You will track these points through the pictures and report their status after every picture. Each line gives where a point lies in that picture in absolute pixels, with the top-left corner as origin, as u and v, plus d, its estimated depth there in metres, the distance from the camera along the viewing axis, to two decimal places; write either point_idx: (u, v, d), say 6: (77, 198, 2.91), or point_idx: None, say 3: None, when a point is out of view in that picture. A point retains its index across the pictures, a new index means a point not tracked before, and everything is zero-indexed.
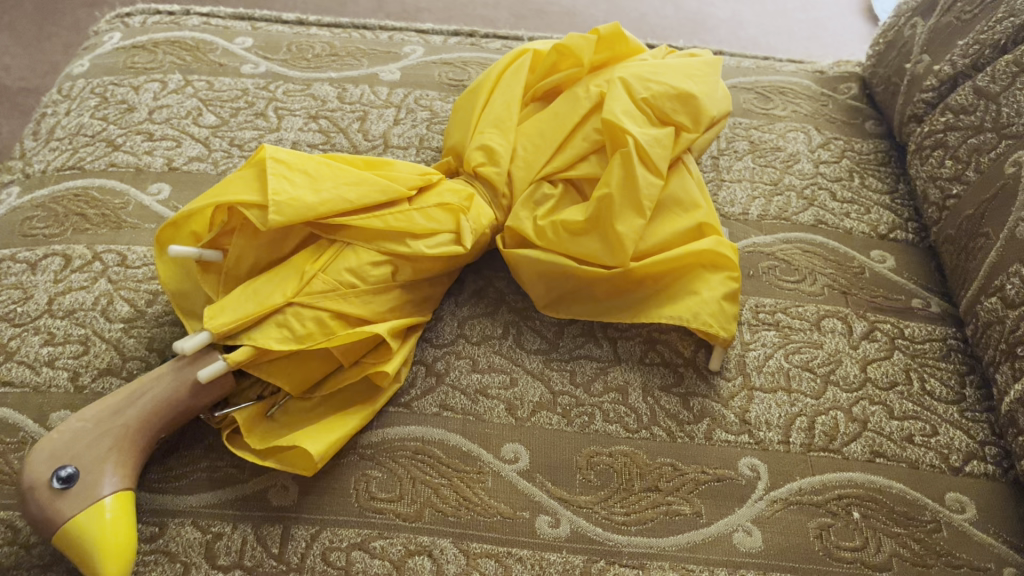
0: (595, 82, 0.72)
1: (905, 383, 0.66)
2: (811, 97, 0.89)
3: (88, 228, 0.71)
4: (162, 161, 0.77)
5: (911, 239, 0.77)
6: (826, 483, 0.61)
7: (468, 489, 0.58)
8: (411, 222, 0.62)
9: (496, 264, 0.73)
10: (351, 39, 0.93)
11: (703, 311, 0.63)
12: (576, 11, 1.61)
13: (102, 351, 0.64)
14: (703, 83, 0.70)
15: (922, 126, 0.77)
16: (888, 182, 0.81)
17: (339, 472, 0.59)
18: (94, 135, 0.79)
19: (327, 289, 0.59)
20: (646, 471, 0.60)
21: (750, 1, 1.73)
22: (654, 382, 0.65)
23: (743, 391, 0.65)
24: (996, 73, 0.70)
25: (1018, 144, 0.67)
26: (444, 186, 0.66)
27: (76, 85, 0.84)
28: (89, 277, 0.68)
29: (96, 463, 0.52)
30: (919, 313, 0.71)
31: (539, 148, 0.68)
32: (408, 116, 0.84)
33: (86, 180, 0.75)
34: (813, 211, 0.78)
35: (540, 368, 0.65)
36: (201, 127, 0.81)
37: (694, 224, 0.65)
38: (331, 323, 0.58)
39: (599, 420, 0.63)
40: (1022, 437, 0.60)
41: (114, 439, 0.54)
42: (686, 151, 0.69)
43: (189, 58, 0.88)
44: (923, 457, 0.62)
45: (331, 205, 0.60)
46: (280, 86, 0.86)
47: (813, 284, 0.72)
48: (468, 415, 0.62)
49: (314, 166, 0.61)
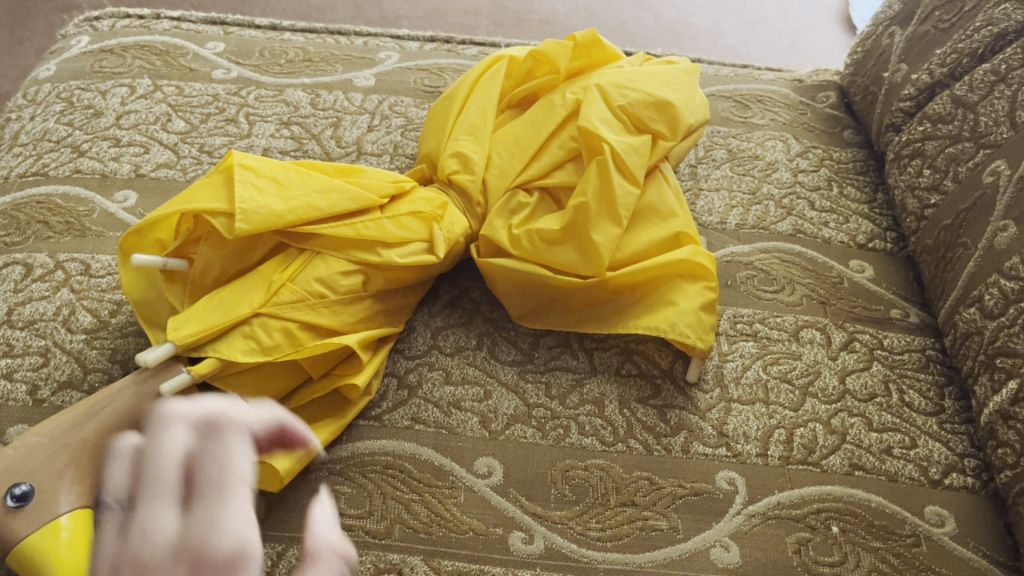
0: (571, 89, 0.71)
1: (883, 394, 0.66)
2: (790, 105, 0.88)
3: (51, 236, 0.69)
4: (129, 167, 0.76)
5: (889, 249, 0.76)
6: (805, 496, 0.60)
7: (439, 505, 0.57)
8: (383, 231, 0.61)
9: (470, 274, 0.71)
10: (325, 44, 0.91)
11: (681, 322, 0.62)
12: (555, 18, 1.61)
13: (62, 363, 0.62)
14: (680, 89, 0.69)
15: (900, 135, 0.77)
16: (866, 192, 0.80)
17: (308, 488, 0.57)
18: (59, 140, 0.77)
19: (296, 299, 0.57)
20: (622, 485, 0.59)
21: (729, 11, 1.74)
22: (630, 394, 0.64)
23: (720, 403, 0.64)
24: (974, 82, 0.69)
25: (996, 153, 0.66)
26: (416, 193, 0.65)
27: (42, 89, 0.82)
28: (50, 286, 0.66)
29: (52, 481, 0.50)
30: (897, 324, 0.71)
31: (514, 155, 0.67)
32: (382, 123, 0.83)
33: (50, 186, 0.73)
34: (792, 221, 0.77)
35: (515, 380, 0.64)
36: (170, 133, 0.79)
37: (671, 233, 0.64)
38: (299, 334, 0.57)
39: (575, 433, 0.61)
40: (1001, 450, 0.60)
41: (72, 455, 0.51)
42: (664, 160, 0.68)
43: (159, 63, 0.86)
44: (902, 470, 0.62)
45: (300, 213, 0.58)
46: (252, 92, 0.84)
47: (792, 294, 0.72)
48: (441, 429, 0.61)
49: (283, 173, 0.60)
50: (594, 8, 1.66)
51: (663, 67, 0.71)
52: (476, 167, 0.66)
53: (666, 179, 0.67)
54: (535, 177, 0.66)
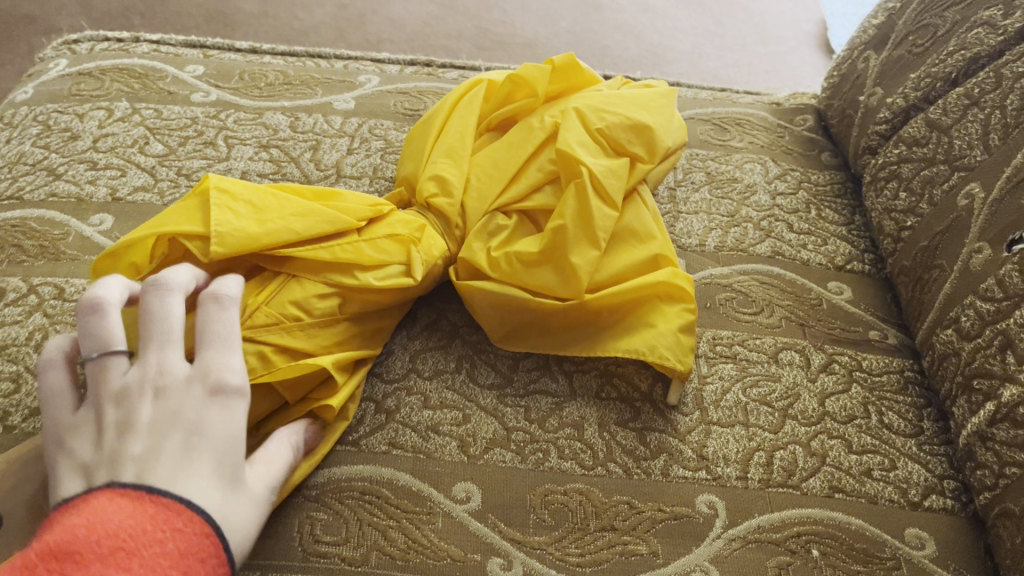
0: (549, 112, 0.71)
1: (863, 416, 0.66)
2: (768, 128, 0.89)
3: (24, 260, 0.69)
4: (105, 190, 0.75)
5: (867, 271, 0.76)
6: (785, 519, 0.59)
7: (417, 531, 0.56)
8: (359, 254, 0.60)
9: (449, 297, 0.71)
10: (305, 68, 0.91)
11: (660, 344, 0.62)
12: (537, 42, 1.62)
13: (34, 389, 0.61)
14: (657, 113, 0.69)
15: (877, 158, 0.77)
16: (844, 214, 0.81)
17: (283, 515, 0.56)
18: (35, 163, 0.77)
19: (270, 323, 0.56)
20: (602, 510, 0.59)
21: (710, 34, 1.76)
22: (610, 418, 0.64)
23: (700, 426, 0.64)
24: (947, 106, 0.70)
25: (970, 176, 0.67)
26: (393, 216, 0.64)
27: (18, 113, 0.82)
28: (23, 311, 0.65)
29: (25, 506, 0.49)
30: (876, 345, 0.71)
31: (493, 178, 0.67)
32: (362, 145, 0.82)
33: (25, 210, 0.73)
34: (770, 243, 0.77)
35: (494, 404, 0.64)
36: (148, 157, 0.78)
37: (649, 256, 0.64)
38: (274, 357, 0.56)
39: (554, 457, 0.61)
40: (980, 471, 0.60)
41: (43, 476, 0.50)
42: (641, 183, 0.68)
43: (137, 86, 0.86)
44: (881, 492, 0.61)
45: (275, 237, 0.58)
46: (231, 115, 0.84)
47: (770, 316, 0.72)
48: (418, 454, 0.60)
49: (259, 197, 0.59)
50: (576, 31, 1.68)
51: (639, 90, 0.72)
52: (454, 191, 0.66)
53: (645, 203, 0.67)
54: (514, 199, 0.66)
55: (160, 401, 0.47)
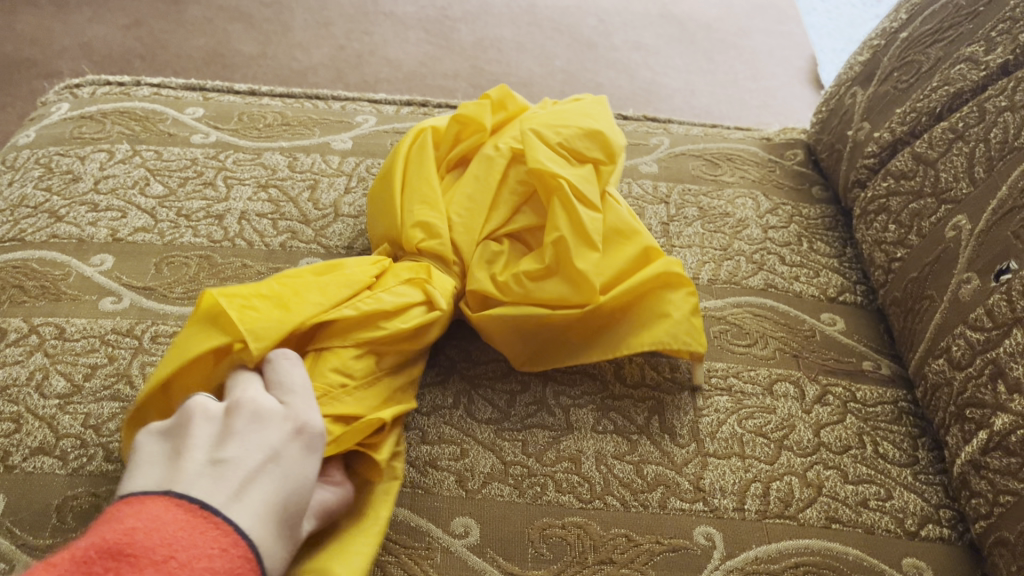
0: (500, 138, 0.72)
1: (858, 447, 0.66)
2: (759, 163, 0.91)
3: (26, 301, 0.70)
4: (106, 231, 0.76)
5: (860, 302, 0.77)
6: (782, 550, 0.60)
7: (416, 567, 0.57)
8: (382, 303, 0.61)
9: (447, 332, 0.72)
10: (303, 109, 0.93)
11: (677, 330, 0.64)
12: (531, 81, 1.65)
13: (34, 429, 0.61)
14: (601, 118, 0.72)
15: (865, 191, 0.79)
16: (835, 246, 0.82)
17: None
18: (36, 206, 0.78)
19: (318, 395, 0.57)
20: (600, 542, 0.59)
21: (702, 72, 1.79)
22: (607, 450, 0.64)
23: (696, 458, 0.64)
24: (933, 140, 0.72)
25: (957, 208, 0.68)
26: (410, 269, 0.65)
27: (21, 156, 0.83)
28: (24, 351, 0.66)
29: None
30: (869, 376, 0.71)
31: (473, 210, 0.68)
32: (359, 184, 0.84)
33: (27, 251, 0.73)
34: (762, 275, 0.78)
35: (492, 438, 0.64)
36: (148, 198, 0.80)
37: (641, 248, 0.66)
38: (331, 427, 0.56)
39: (552, 490, 0.61)
40: (975, 500, 0.60)
41: None
42: (608, 184, 0.70)
43: (137, 129, 0.87)
44: (878, 522, 0.62)
45: (301, 315, 0.59)
46: (230, 156, 0.85)
47: (764, 347, 0.72)
48: (417, 489, 0.61)
49: (266, 287, 0.60)
50: (569, 70, 1.71)
51: (574, 104, 0.75)
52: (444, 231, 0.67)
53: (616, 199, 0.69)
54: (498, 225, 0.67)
55: (242, 424, 0.49)
